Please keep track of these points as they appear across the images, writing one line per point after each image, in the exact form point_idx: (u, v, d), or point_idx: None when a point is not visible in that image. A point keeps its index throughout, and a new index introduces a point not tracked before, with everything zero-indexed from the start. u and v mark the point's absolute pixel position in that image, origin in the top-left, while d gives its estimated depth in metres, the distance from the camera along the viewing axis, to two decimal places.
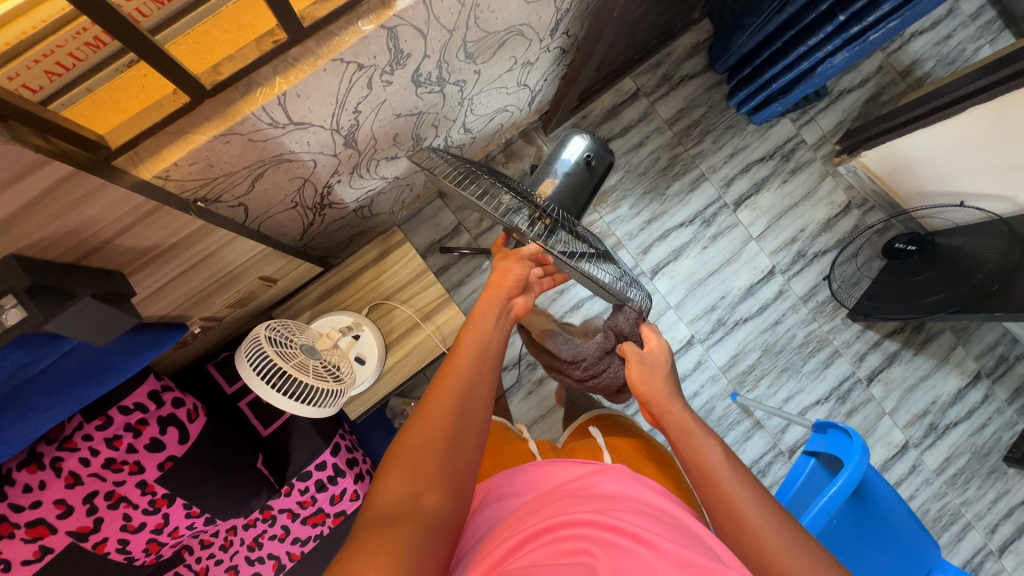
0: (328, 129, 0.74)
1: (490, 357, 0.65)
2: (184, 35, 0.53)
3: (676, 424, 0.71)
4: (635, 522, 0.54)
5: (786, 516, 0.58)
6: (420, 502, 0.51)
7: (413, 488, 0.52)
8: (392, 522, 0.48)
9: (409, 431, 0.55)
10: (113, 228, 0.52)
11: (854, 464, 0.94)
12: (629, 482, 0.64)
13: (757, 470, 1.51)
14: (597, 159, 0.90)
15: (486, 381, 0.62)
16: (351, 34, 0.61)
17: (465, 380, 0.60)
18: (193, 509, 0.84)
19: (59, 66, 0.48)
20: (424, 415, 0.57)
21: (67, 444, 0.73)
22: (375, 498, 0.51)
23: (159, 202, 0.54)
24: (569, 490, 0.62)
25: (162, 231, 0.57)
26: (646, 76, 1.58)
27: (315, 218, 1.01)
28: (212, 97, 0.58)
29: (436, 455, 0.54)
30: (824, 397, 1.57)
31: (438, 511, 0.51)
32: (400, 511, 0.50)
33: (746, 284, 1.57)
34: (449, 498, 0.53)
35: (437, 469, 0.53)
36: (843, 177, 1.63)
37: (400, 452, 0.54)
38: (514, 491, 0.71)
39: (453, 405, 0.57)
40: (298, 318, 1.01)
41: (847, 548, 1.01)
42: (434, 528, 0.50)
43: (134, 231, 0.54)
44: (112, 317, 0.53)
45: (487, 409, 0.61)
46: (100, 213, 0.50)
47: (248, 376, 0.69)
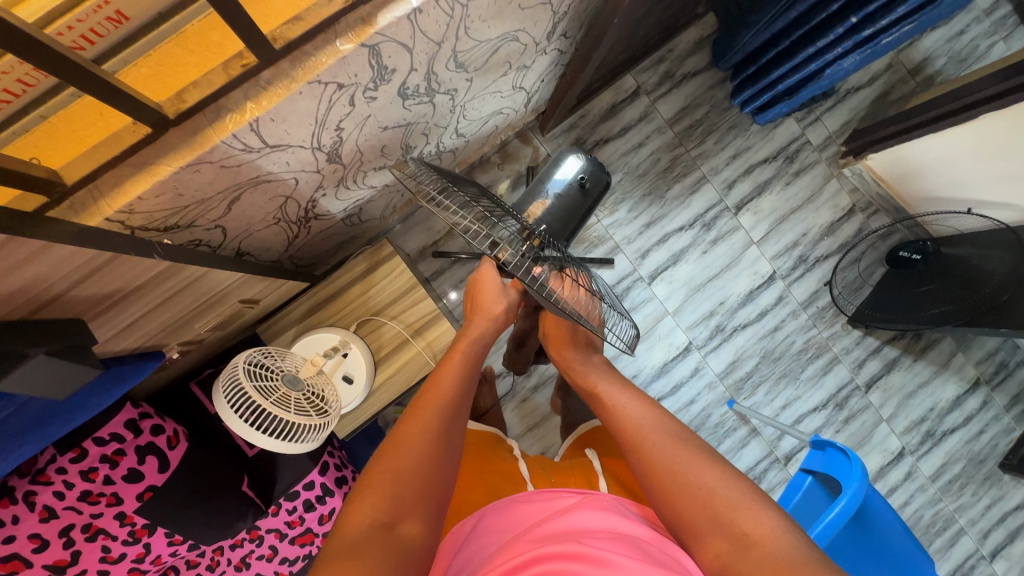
0: (309, 148, 0.70)
1: (462, 394, 0.68)
2: (139, 59, 0.49)
3: (596, 386, 0.84)
4: (606, 545, 0.58)
5: (659, 410, 0.75)
6: (396, 529, 0.51)
7: (388, 514, 0.52)
8: (364, 545, 0.48)
9: (383, 463, 0.57)
10: (66, 281, 0.48)
11: (853, 490, 0.92)
12: (599, 509, 0.68)
13: (752, 477, 1.51)
14: (591, 182, 0.86)
15: (457, 411, 0.66)
16: (328, 55, 0.56)
17: (437, 411, 0.64)
18: (176, 537, 0.82)
19: (6, 92, 0.43)
20: (400, 445, 0.58)
21: (41, 477, 0.71)
22: (347, 526, 0.51)
23: (117, 251, 0.50)
24: (550, 522, 0.66)
25: (126, 275, 0.53)
26: (647, 73, 1.52)
27: (300, 231, 0.97)
28: (177, 125, 0.53)
29: (412, 484, 0.55)
30: (822, 404, 1.55)
31: (414, 538, 0.51)
32: (374, 537, 0.49)
33: (745, 289, 1.54)
34: (424, 526, 0.53)
35: (414, 497, 0.54)
36: (849, 180, 1.58)
37: (374, 480, 0.55)
38: (497, 526, 0.72)
39: (429, 432, 0.61)
40: (284, 335, 0.98)
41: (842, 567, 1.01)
42: (408, 553, 0.50)
43: (93, 280, 0.50)
44: (69, 370, 0.49)
45: (458, 447, 0.63)
46: (48, 271, 0.46)
47: (225, 413, 0.66)
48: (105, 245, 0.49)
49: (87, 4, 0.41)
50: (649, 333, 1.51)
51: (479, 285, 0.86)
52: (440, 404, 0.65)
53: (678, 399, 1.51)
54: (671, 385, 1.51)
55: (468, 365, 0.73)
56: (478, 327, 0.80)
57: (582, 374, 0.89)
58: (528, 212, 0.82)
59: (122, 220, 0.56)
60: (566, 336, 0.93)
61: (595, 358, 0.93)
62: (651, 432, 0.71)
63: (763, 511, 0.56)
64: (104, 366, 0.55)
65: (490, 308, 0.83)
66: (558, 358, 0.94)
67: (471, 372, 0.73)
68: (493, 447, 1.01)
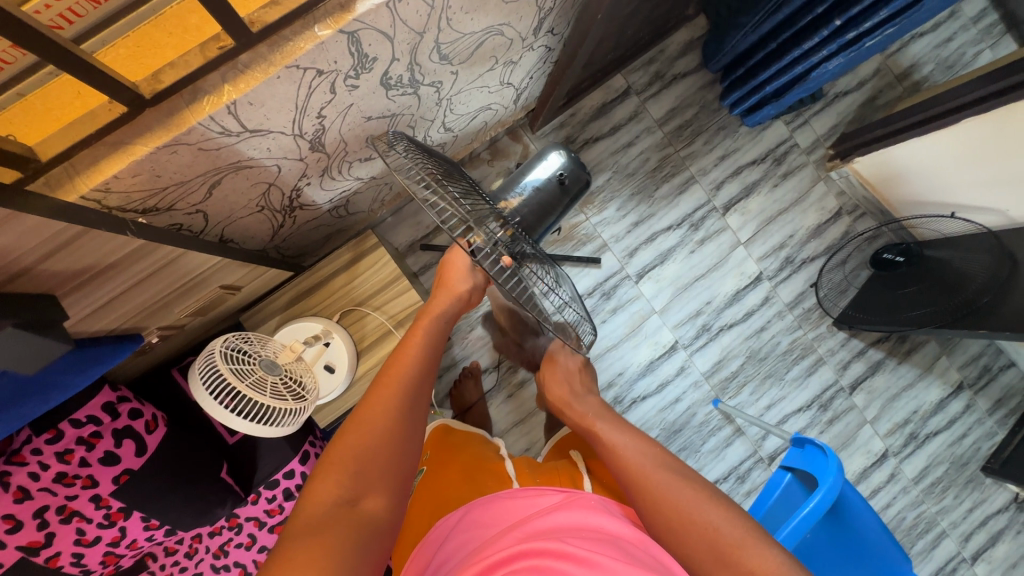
0: (290, 135, 0.71)
1: (423, 366, 0.68)
2: (118, 39, 0.50)
3: (595, 424, 0.83)
4: (588, 545, 0.58)
5: (656, 446, 0.77)
6: (357, 505, 0.52)
7: (351, 491, 0.53)
8: (328, 523, 0.49)
9: (346, 441, 0.57)
10: (35, 254, 0.49)
11: (829, 485, 0.93)
12: (584, 508, 0.68)
13: (736, 477, 1.52)
14: (571, 181, 0.87)
15: (419, 391, 0.66)
16: (305, 40, 0.57)
17: (399, 389, 0.64)
18: (152, 522, 0.82)
19: None
20: (361, 425, 0.59)
21: (16, 457, 0.71)
22: (310, 502, 0.52)
23: (88, 226, 0.51)
24: (532, 520, 0.66)
25: (98, 252, 0.54)
26: (638, 73, 1.53)
27: (285, 220, 0.98)
28: (154, 106, 0.54)
29: (376, 462, 0.56)
30: (806, 404, 1.56)
31: (376, 515, 0.53)
32: (337, 514, 0.50)
33: (732, 289, 1.55)
34: (386, 502, 0.55)
35: (375, 475, 0.55)
36: (835, 182, 1.61)
37: (338, 457, 0.55)
38: (482, 520, 0.73)
39: (390, 410, 0.61)
40: (266, 323, 0.98)
41: (820, 565, 1.02)
42: (371, 530, 0.51)
43: (62, 254, 0.51)
44: (37, 345, 0.49)
45: (420, 427, 0.64)
46: (16, 241, 0.46)
47: (199, 395, 0.67)
48: (77, 220, 0.50)
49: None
50: (635, 331, 1.52)
51: (448, 266, 0.84)
52: (403, 381, 0.65)
53: (663, 397, 1.51)
54: (657, 383, 1.51)
55: (431, 342, 0.73)
56: (440, 302, 0.79)
57: (579, 412, 0.87)
58: (503, 201, 0.82)
59: (98, 199, 0.57)
60: (561, 373, 0.93)
61: (590, 395, 0.91)
62: (648, 463, 0.73)
63: (768, 549, 0.59)
64: (76, 342, 0.55)
65: (460, 293, 0.81)
66: (552, 382, 0.94)
67: (434, 347, 0.73)
68: (476, 446, 1.00)
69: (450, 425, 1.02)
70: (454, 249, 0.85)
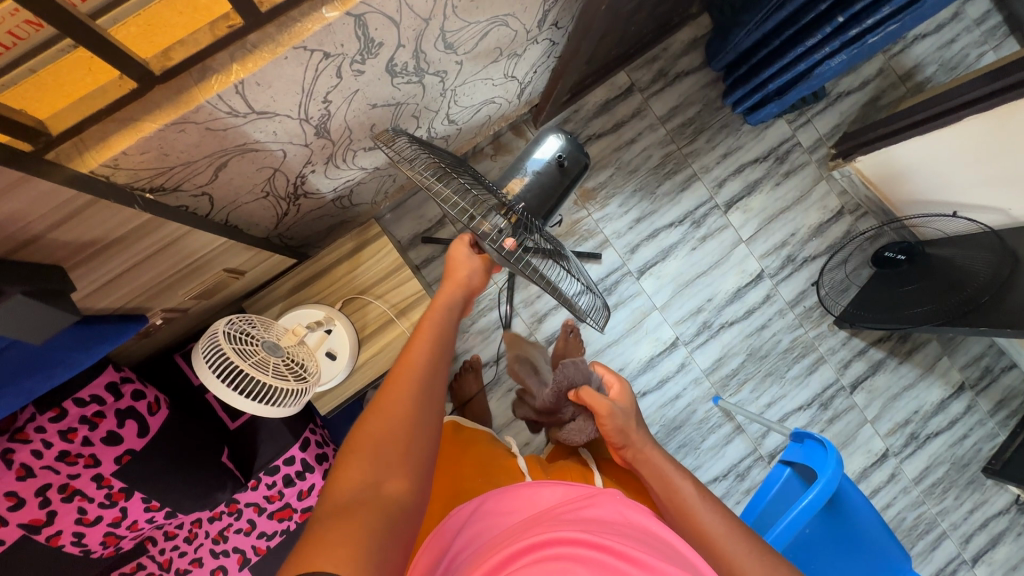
0: (296, 119, 0.72)
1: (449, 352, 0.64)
2: (129, 18, 0.51)
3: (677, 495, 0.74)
4: (624, 542, 0.54)
5: (748, 531, 0.68)
6: (382, 487, 0.48)
7: (376, 473, 0.48)
8: (354, 509, 0.45)
9: (370, 425, 0.52)
10: (45, 222, 0.49)
11: (827, 477, 0.94)
12: (614, 505, 0.63)
13: (736, 474, 1.52)
14: (570, 163, 0.86)
15: (441, 373, 0.61)
16: (314, 21, 0.58)
17: (424, 371, 0.59)
18: (152, 503, 0.82)
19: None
20: (386, 406, 0.54)
21: (20, 435, 0.72)
22: (334, 486, 0.47)
23: (98, 196, 0.52)
24: (557, 512, 0.61)
25: (104, 225, 0.55)
26: (641, 71, 1.54)
27: (290, 208, 0.99)
28: (162, 84, 0.55)
29: (401, 444, 0.51)
30: (807, 403, 1.56)
31: (402, 497, 0.48)
32: (362, 499, 0.46)
33: (733, 287, 1.56)
34: (412, 485, 0.50)
35: (400, 456, 0.50)
36: (837, 182, 1.61)
37: (363, 437, 0.51)
38: (502, 511, 0.68)
39: (414, 392, 0.56)
40: (269, 311, 0.99)
41: (819, 560, 1.02)
42: (398, 514, 0.46)
43: (70, 225, 0.52)
44: (47, 315, 0.50)
45: (445, 408, 0.59)
46: (27, 207, 0.47)
47: (204, 374, 0.68)
48: (86, 189, 0.51)
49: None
50: (636, 327, 1.52)
51: (460, 257, 0.78)
52: (430, 364, 0.60)
53: (663, 394, 1.52)
54: (657, 379, 1.52)
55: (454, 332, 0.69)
56: (448, 295, 0.74)
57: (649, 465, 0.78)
58: (506, 187, 0.83)
59: (107, 175, 0.58)
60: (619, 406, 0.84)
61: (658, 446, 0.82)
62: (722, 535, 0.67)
63: None
64: (83, 315, 0.56)
65: (465, 291, 0.76)
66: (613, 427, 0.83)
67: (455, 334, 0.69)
68: (485, 441, 0.98)
69: (459, 422, 1.00)
70: (457, 241, 0.80)
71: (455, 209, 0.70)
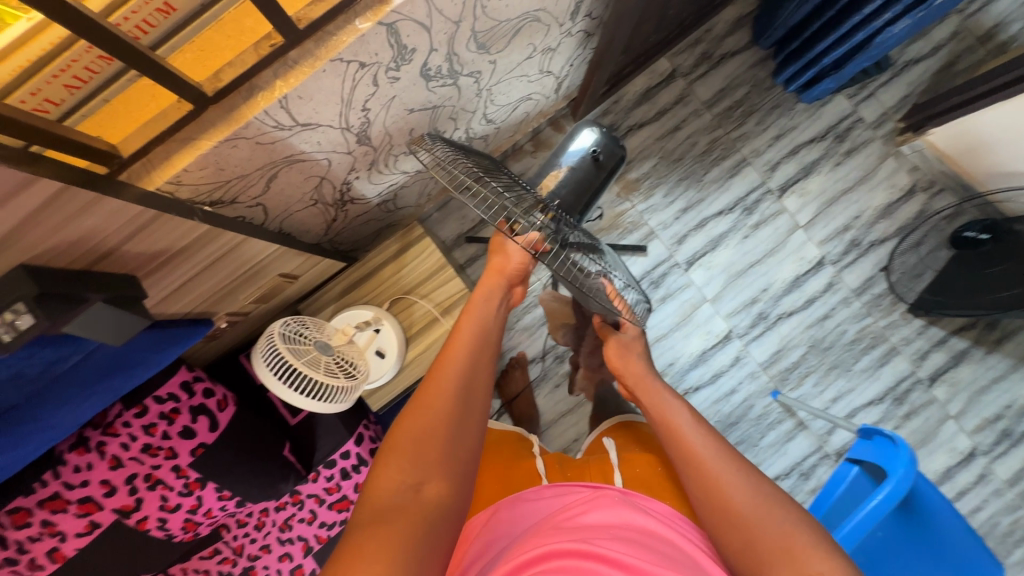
0: (338, 129, 0.75)
1: (485, 353, 0.64)
2: (185, 45, 0.56)
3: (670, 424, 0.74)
4: (619, 548, 0.54)
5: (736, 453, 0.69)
6: (421, 491, 0.48)
7: (413, 477, 0.49)
8: (393, 514, 0.45)
9: (407, 424, 0.53)
10: (117, 236, 0.54)
11: (900, 476, 0.87)
12: (618, 505, 0.65)
13: (800, 473, 1.44)
14: (606, 157, 0.80)
15: (480, 373, 0.61)
16: (348, 34, 0.60)
17: (460, 371, 0.60)
18: (224, 492, 0.89)
19: (76, 80, 0.51)
20: (424, 405, 0.55)
21: (110, 429, 0.80)
22: (372, 488, 0.48)
23: (161, 211, 0.56)
24: (558, 521, 0.62)
25: (170, 236, 0.59)
26: (683, 55, 1.49)
27: (338, 214, 1.03)
28: (215, 104, 0.59)
29: (439, 445, 0.52)
30: (878, 397, 1.45)
31: (440, 501, 0.48)
32: (399, 503, 0.46)
33: (791, 275, 1.47)
34: (450, 488, 0.50)
35: (440, 458, 0.51)
36: (907, 157, 1.49)
37: (399, 439, 0.52)
38: (513, 521, 0.68)
39: (451, 394, 0.57)
40: (322, 312, 1.04)
41: (900, 561, 0.96)
42: (436, 519, 0.47)
43: (142, 236, 0.56)
44: (124, 318, 0.56)
45: (483, 410, 0.59)
46: (101, 223, 0.52)
47: (265, 376, 0.72)
48: (148, 204, 0.55)
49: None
50: (686, 321, 1.47)
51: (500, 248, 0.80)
52: (463, 367, 0.60)
53: (717, 388, 1.46)
54: (710, 373, 1.46)
55: (489, 328, 0.69)
56: (487, 287, 0.75)
57: (649, 394, 0.80)
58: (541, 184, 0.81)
59: (172, 192, 0.62)
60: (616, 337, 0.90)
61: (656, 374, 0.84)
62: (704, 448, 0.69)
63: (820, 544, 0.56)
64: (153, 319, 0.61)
65: (510, 283, 0.78)
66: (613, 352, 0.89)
67: (491, 333, 0.68)
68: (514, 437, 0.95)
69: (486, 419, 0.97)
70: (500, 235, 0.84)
71: (490, 212, 0.68)
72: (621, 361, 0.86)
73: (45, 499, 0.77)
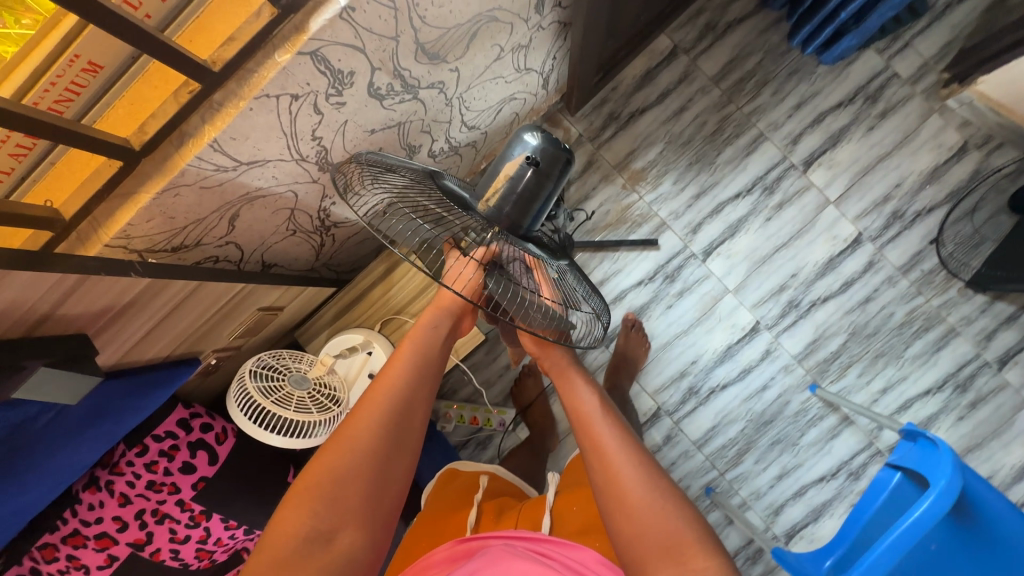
0: (292, 160, 0.74)
1: (423, 380, 0.65)
2: (116, 101, 0.57)
3: (579, 411, 0.70)
4: None
5: (640, 445, 0.66)
6: (333, 541, 0.52)
7: (325, 524, 0.53)
8: (300, 565, 0.50)
9: (324, 462, 0.56)
10: (47, 302, 0.59)
11: (940, 489, 0.75)
12: (516, 559, 0.63)
13: (848, 473, 1.32)
14: (548, 164, 0.65)
15: (411, 399, 0.63)
16: (268, 69, 0.59)
17: (386, 403, 0.61)
18: (230, 522, 0.90)
19: (22, 147, 0.53)
20: (344, 441, 0.58)
21: (116, 468, 0.84)
22: (278, 536, 0.52)
23: (84, 274, 0.59)
24: None
25: (108, 293, 0.63)
26: (684, 30, 1.38)
27: (325, 239, 1.03)
28: (149, 156, 0.60)
29: (355, 486, 0.56)
30: (936, 386, 1.30)
31: (354, 547, 0.53)
32: (307, 551, 0.51)
33: (824, 257, 1.34)
34: (366, 532, 0.55)
35: (355, 503, 0.55)
36: (956, 112, 1.30)
37: (307, 485, 0.55)
38: None
39: (374, 430, 0.59)
40: (317, 338, 1.06)
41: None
42: (344, 567, 0.52)
43: (73, 300, 0.61)
44: (76, 379, 0.64)
45: (412, 443, 0.62)
46: (23, 293, 0.56)
47: (238, 420, 0.76)
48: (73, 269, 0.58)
49: (62, 60, 0.49)
50: (707, 315, 1.37)
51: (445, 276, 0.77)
52: (384, 404, 0.61)
53: (747, 385, 1.35)
54: (738, 370, 1.36)
55: (424, 355, 0.68)
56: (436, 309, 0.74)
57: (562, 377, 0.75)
58: (479, 204, 0.66)
59: (124, 245, 0.65)
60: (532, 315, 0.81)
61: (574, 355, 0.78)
62: (607, 437, 0.65)
63: (707, 554, 0.55)
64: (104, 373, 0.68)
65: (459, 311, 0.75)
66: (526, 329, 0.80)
67: (428, 359, 0.68)
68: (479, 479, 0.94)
69: (453, 466, 0.97)
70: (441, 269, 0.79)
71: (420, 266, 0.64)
72: (539, 349, 0.79)
73: (67, 535, 0.82)
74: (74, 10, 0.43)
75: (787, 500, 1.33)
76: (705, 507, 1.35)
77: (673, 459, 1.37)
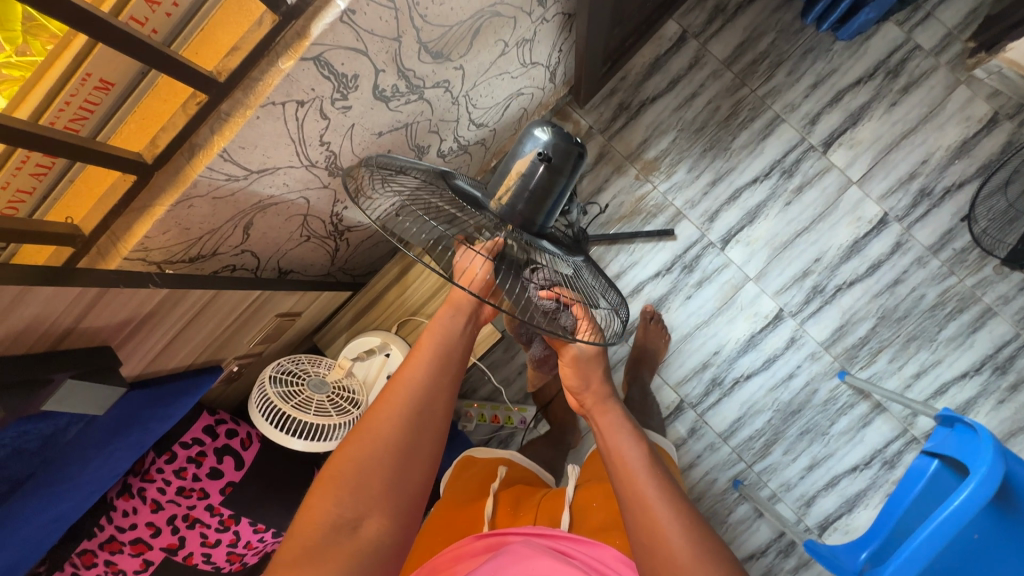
0: (302, 166, 0.75)
1: (446, 372, 0.65)
2: (127, 117, 0.58)
3: (622, 461, 0.65)
4: None
5: (686, 498, 0.61)
6: (357, 529, 0.53)
7: (351, 512, 0.53)
8: (325, 553, 0.50)
9: (349, 451, 0.56)
10: (68, 317, 0.61)
11: (980, 477, 0.72)
12: (540, 560, 0.62)
13: (883, 461, 1.28)
14: (560, 159, 0.65)
15: (434, 391, 0.63)
16: (273, 76, 0.59)
17: (409, 394, 0.61)
18: (259, 525, 0.92)
19: (41, 166, 0.54)
20: (370, 430, 0.58)
21: (147, 475, 0.87)
22: (305, 523, 0.52)
23: (105, 286, 0.61)
24: None
25: (128, 304, 0.65)
26: (693, 14, 1.34)
27: (339, 244, 1.04)
28: (161, 168, 0.61)
29: (378, 474, 0.56)
30: (973, 368, 1.25)
31: (378, 537, 0.53)
32: (332, 538, 0.51)
33: (849, 240, 1.30)
34: (391, 522, 0.55)
35: (380, 492, 0.55)
36: (984, 82, 1.24)
37: (332, 475, 0.55)
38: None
39: (398, 422, 0.59)
40: (336, 341, 1.07)
41: (1007, 568, 0.79)
42: (369, 556, 0.52)
43: (93, 313, 0.63)
44: (101, 391, 0.65)
45: (436, 435, 0.61)
46: (43, 309, 0.58)
47: (259, 424, 0.77)
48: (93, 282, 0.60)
49: (75, 80, 0.50)
50: (728, 304, 1.34)
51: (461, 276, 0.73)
52: (407, 398, 0.61)
53: (772, 374, 1.32)
54: (763, 359, 1.33)
55: (444, 349, 0.66)
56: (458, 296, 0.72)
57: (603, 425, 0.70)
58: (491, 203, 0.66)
59: (143, 258, 0.66)
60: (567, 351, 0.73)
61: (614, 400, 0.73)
62: (652, 495, 0.60)
63: None
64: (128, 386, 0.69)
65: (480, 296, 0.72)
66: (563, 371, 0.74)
67: (449, 352, 0.67)
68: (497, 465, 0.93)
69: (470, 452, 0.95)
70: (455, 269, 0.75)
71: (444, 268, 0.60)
72: (581, 383, 0.73)
73: (104, 541, 0.86)
74: (86, 30, 0.44)
75: (818, 491, 1.30)
76: (734, 500, 1.32)
77: (698, 452, 1.34)
